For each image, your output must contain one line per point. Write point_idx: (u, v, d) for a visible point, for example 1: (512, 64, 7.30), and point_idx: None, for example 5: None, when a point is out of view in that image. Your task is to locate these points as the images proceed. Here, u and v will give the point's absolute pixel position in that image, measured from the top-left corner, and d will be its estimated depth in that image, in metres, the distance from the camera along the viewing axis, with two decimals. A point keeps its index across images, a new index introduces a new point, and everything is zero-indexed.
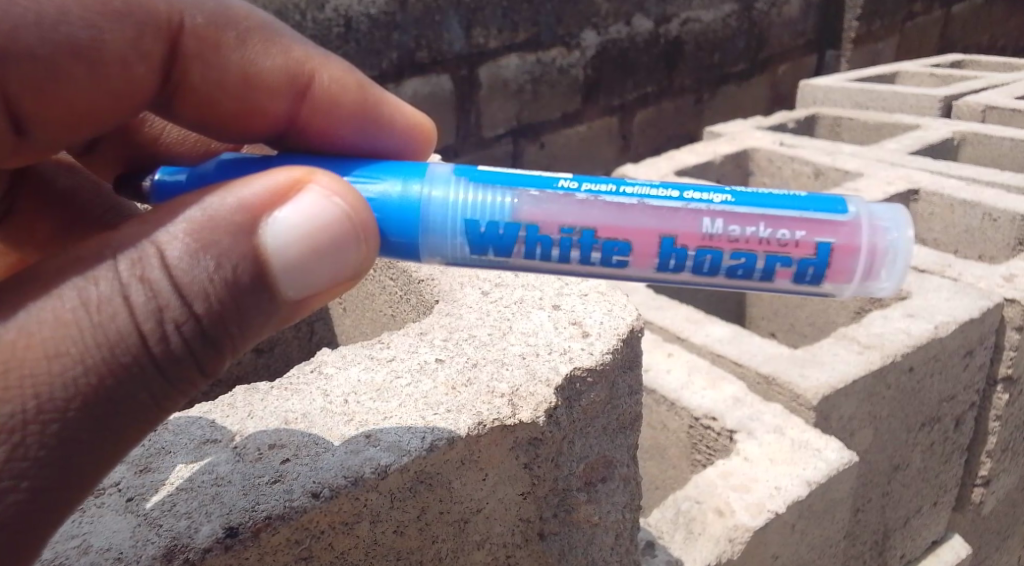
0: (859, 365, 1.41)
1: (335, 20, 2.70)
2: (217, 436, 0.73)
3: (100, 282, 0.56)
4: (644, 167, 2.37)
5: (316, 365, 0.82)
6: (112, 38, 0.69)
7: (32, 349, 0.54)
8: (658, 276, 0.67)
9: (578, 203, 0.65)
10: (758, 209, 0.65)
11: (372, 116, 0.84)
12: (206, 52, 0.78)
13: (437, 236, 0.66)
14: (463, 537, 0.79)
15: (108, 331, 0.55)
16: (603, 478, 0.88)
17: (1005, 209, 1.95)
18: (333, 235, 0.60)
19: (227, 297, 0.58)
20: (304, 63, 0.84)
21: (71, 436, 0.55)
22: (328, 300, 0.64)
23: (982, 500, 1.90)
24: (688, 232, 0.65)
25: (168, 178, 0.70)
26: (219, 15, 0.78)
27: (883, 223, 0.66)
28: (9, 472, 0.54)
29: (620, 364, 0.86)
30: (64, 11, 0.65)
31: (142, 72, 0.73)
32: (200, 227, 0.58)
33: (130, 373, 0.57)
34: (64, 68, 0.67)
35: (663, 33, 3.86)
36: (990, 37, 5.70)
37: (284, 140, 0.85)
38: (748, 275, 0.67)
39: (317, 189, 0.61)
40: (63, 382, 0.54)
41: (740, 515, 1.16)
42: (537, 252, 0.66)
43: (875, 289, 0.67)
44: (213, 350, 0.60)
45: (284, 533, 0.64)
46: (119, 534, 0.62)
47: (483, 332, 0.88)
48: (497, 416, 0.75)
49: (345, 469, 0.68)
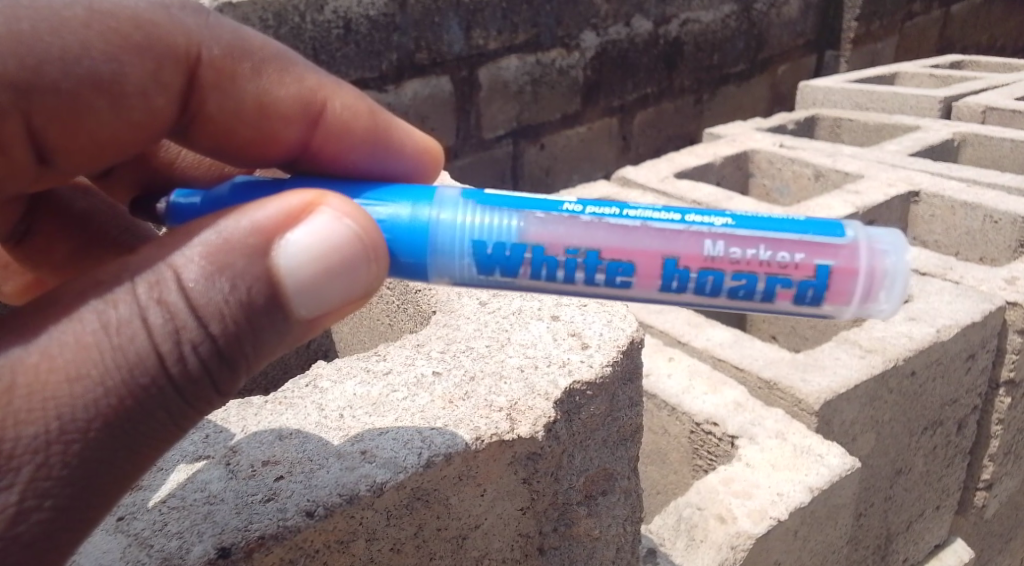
0: (861, 369, 1.39)
1: (335, 23, 2.67)
2: (209, 452, 0.72)
3: (119, 305, 0.55)
4: (644, 168, 2.35)
5: (311, 379, 0.81)
6: (134, 71, 0.67)
7: (55, 372, 0.52)
8: (662, 298, 0.66)
9: (582, 226, 0.64)
10: (759, 231, 0.64)
11: (383, 140, 0.81)
12: (222, 84, 0.74)
13: (445, 257, 0.64)
14: (461, 553, 0.77)
15: (128, 353, 0.54)
16: (603, 491, 0.87)
17: (1006, 210, 1.93)
18: (345, 257, 0.58)
19: (242, 318, 0.57)
20: (317, 92, 0.80)
21: (93, 456, 0.53)
22: (339, 319, 0.62)
23: (985, 504, 1.88)
24: (691, 253, 0.63)
25: (183, 200, 0.68)
26: (236, 46, 0.75)
27: (881, 247, 0.64)
28: (33, 492, 0.52)
29: (621, 377, 0.85)
30: (87, 46, 0.63)
31: (161, 103, 0.70)
32: (215, 249, 0.56)
33: (150, 395, 0.55)
34: (85, 102, 0.65)
35: (663, 34, 3.85)
36: (989, 36, 5.69)
37: (297, 165, 0.82)
38: (750, 296, 0.65)
39: (330, 210, 0.59)
40: (85, 403, 0.52)
41: (741, 522, 1.15)
42: (543, 273, 0.65)
43: (876, 311, 0.65)
44: (229, 369, 0.58)
45: (278, 552, 0.63)
46: (109, 554, 0.61)
47: (481, 345, 0.86)
48: (496, 431, 0.73)
49: (340, 486, 0.66)
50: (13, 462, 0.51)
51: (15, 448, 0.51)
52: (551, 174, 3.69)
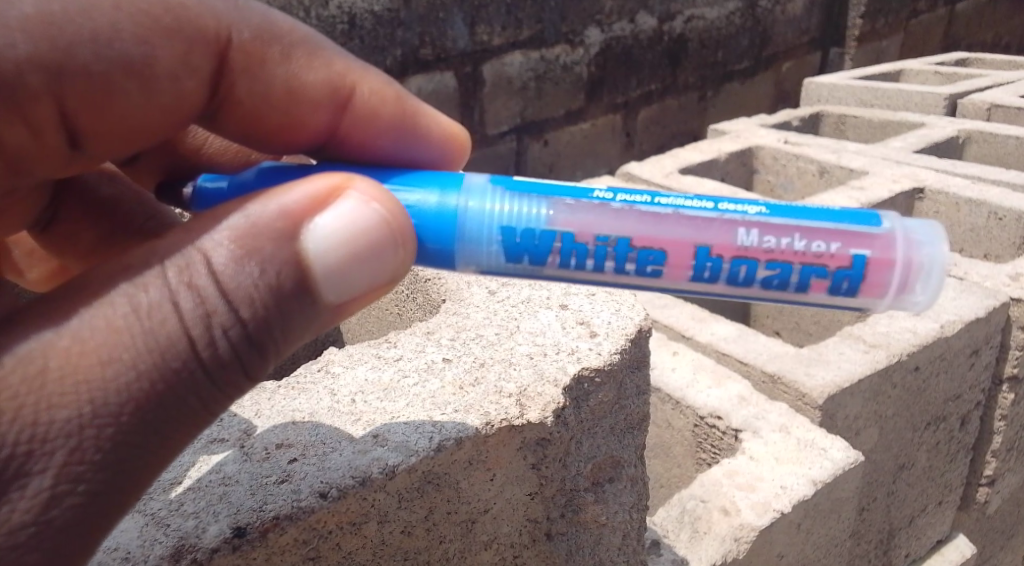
0: (864, 364, 1.40)
1: (340, 18, 2.69)
2: (224, 435, 0.73)
3: (150, 289, 0.55)
4: (648, 164, 2.36)
5: (323, 364, 0.82)
6: (164, 55, 0.68)
7: (86, 355, 0.53)
8: (692, 287, 0.66)
9: (613, 213, 0.65)
10: (793, 220, 0.65)
11: (410, 126, 0.81)
12: (252, 67, 0.75)
13: (473, 245, 0.65)
14: (470, 537, 0.78)
15: (159, 337, 0.55)
16: (610, 478, 0.88)
17: (1010, 207, 1.94)
18: (372, 240, 0.59)
19: (272, 303, 0.57)
20: (344, 76, 0.81)
21: (125, 440, 0.54)
22: (365, 304, 0.63)
23: (987, 500, 1.89)
24: (724, 243, 0.64)
25: (209, 185, 0.69)
26: (266, 30, 0.76)
27: (918, 239, 0.65)
28: (67, 476, 0.53)
29: (628, 364, 0.86)
30: (118, 28, 0.64)
31: (191, 87, 0.71)
32: (243, 233, 0.57)
33: (181, 378, 0.56)
34: (117, 85, 0.66)
35: (667, 30, 3.85)
36: (993, 34, 5.68)
37: (324, 150, 0.82)
38: (783, 287, 0.66)
39: (356, 195, 0.60)
40: (116, 387, 0.53)
41: (745, 514, 1.15)
42: (572, 262, 0.66)
43: (910, 304, 0.66)
44: (258, 355, 0.59)
45: (292, 533, 0.64)
46: (126, 534, 0.62)
47: (490, 332, 0.87)
48: (505, 416, 0.75)
49: (352, 469, 0.67)
50: (47, 446, 0.52)
51: (48, 432, 0.52)
52: (556, 170, 3.69)
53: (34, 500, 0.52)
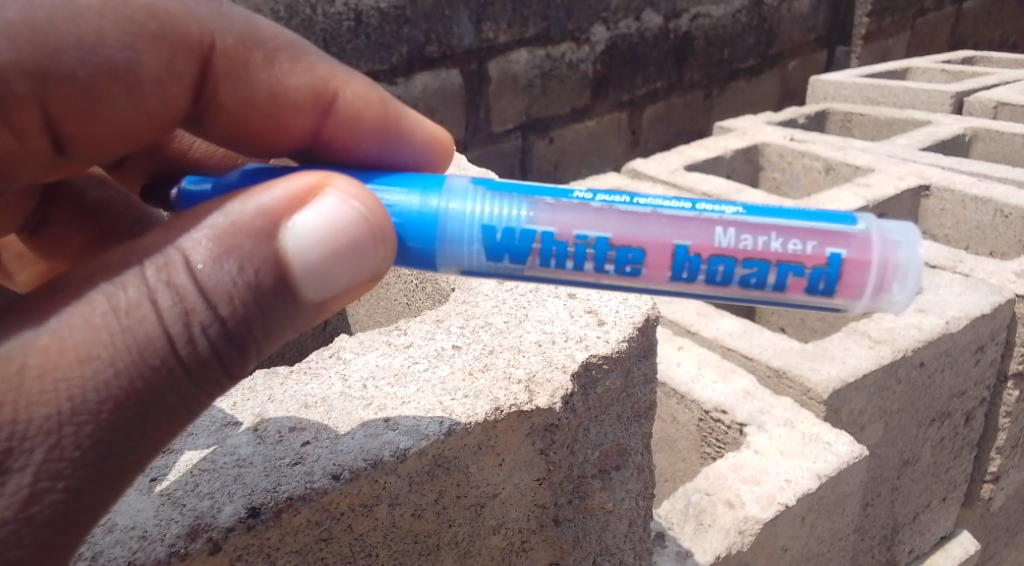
0: (870, 359, 1.41)
1: (346, 14, 2.70)
2: (238, 419, 0.74)
3: (128, 288, 0.56)
4: (654, 161, 2.36)
5: (334, 350, 0.83)
6: (148, 60, 0.68)
7: (66, 353, 0.54)
8: (672, 287, 0.67)
9: (592, 212, 0.66)
10: (770, 220, 0.66)
11: (393, 131, 0.82)
12: (236, 72, 0.76)
13: (454, 245, 0.66)
14: (479, 521, 0.80)
15: (137, 335, 0.56)
16: (617, 465, 0.89)
17: (1017, 205, 1.92)
18: (351, 238, 0.60)
19: (250, 300, 0.58)
20: (328, 81, 0.81)
21: (104, 438, 0.55)
22: (348, 302, 0.64)
23: (992, 496, 1.89)
24: (702, 241, 0.65)
25: (193, 187, 0.71)
26: (248, 36, 0.76)
27: (894, 239, 0.66)
28: (45, 474, 0.54)
29: (636, 352, 0.87)
30: (102, 34, 0.65)
31: (176, 91, 0.72)
32: (222, 233, 0.58)
33: (160, 376, 0.57)
34: (102, 91, 0.67)
35: (673, 28, 3.85)
36: (1001, 33, 5.66)
37: (309, 154, 0.83)
38: (760, 286, 0.66)
39: (336, 192, 0.61)
40: (95, 385, 0.54)
41: (750, 507, 1.16)
42: (551, 263, 0.66)
43: (889, 304, 0.67)
44: (239, 353, 0.60)
45: (305, 514, 0.66)
46: (143, 513, 0.64)
47: (499, 320, 0.88)
48: (515, 402, 0.76)
49: (364, 451, 0.69)
50: (26, 443, 0.53)
51: (27, 430, 0.53)
52: (560, 167, 3.69)
53: (13, 497, 0.53)
